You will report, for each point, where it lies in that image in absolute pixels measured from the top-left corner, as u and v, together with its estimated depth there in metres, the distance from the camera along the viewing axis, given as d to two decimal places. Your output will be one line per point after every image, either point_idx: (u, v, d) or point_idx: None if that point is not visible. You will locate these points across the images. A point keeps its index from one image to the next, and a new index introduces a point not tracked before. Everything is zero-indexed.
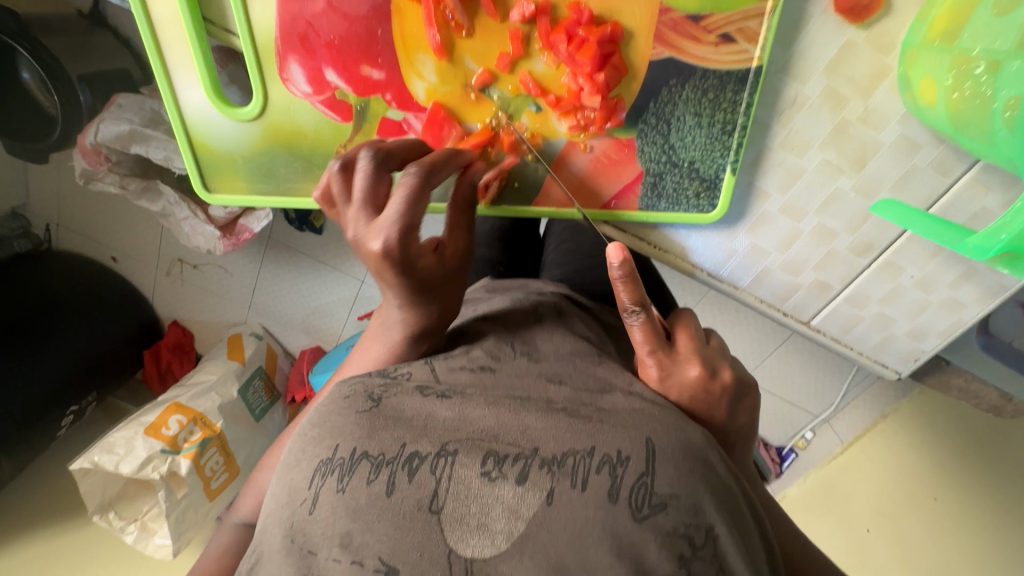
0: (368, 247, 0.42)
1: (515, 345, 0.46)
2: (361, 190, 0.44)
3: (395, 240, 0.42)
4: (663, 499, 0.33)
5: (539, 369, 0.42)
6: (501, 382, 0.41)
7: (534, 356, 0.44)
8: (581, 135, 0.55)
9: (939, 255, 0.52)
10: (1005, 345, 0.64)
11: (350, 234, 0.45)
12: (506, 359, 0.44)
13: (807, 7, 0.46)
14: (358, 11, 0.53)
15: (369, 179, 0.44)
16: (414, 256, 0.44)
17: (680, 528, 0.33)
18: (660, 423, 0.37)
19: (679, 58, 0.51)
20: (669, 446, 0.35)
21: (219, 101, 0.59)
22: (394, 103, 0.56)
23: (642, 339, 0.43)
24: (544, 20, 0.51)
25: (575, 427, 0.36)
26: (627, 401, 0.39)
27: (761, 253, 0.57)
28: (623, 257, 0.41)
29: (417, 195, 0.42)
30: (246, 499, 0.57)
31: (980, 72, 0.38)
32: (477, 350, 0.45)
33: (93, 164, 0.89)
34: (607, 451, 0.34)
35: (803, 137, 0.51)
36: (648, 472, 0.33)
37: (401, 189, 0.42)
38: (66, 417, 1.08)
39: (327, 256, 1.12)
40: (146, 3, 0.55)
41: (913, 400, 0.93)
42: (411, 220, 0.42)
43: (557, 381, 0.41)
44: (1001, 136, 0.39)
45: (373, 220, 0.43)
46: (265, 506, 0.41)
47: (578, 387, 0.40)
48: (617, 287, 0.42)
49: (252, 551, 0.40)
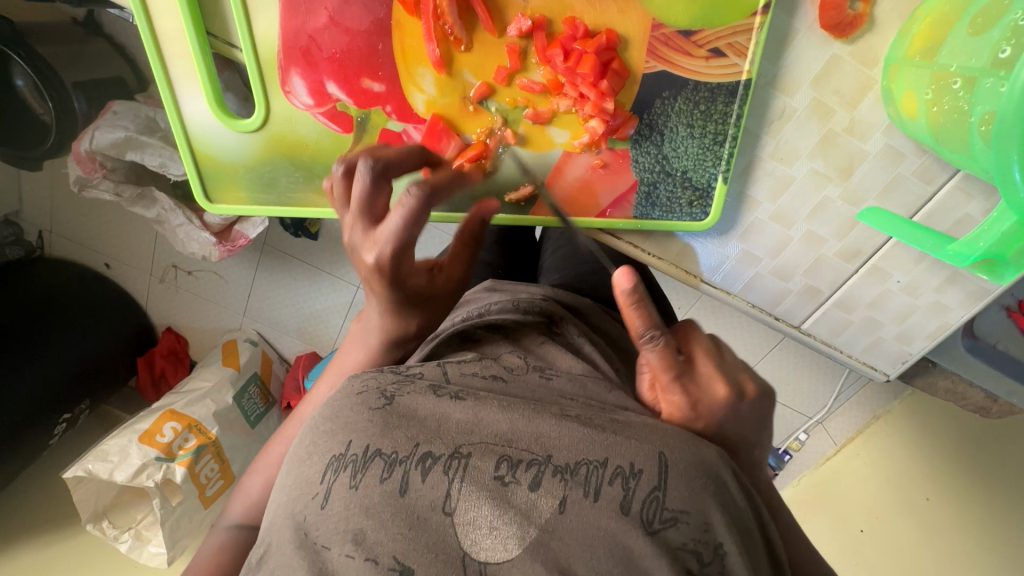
0: (363, 258, 0.43)
1: (528, 358, 0.47)
2: (358, 200, 0.42)
3: (387, 255, 0.42)
4: (674, 514, 0.34)
5: (549, 389, 0.42)
6: (514, 391, 0.42)
7: (547, 372, 0.45)
8: (592, 151, 0.56)
9: (924, 260, 0.54)
10: (990, 347, 0.67)
11: (348, 238, 0.45)
12: (520, 372, 0.44)
13: (794, 23, 0.49)
14: (360, 26, 0.55)
15: (366, 191, 0.42)
16: (406, 275, 0.45)
17: (687, 543, 0.34)
18: (679, 440, 0.37)
19: (672, 71, 0.52)
20: (681, 461, 0.35)
21: (221, 113, 0.60)
22: (394, 114, 0.57)
23: (659, 364, 0.39)
24: (541, 35, 0.53)
25: (595, 436, 0.36)
26: (640, 418, 0.39)
27: (753, 259, 0.59)
28: (631, 280, 0.38)
29: (416, 211, 0.39)
30: (241, 496, 0.58)
31: (958, 88, 0.39)
32: (491, 361, 0.45)
33: (88, 171, 0.90)
34: (620, 463, 0.35)
35: (791, 147, 0.53)
36: (659, 487, 0.34)
37: (398, 209, 0.40)
38: (59, 425, 1.08)
39: (320, 261, 1.13)
40: (150, 18, 0.57)
41: (903, 401, 0.98)
42: (405, 239, 0.41)
43: (570, 397, 0.41)
44: (978, 149, 0.40)
45: (367, 232, 0.43)
46: (274, 492, 0.42)
47: (590, 403, 0.41)
48: (628, 313, 0.39)
49: (261, 540, 0.41)
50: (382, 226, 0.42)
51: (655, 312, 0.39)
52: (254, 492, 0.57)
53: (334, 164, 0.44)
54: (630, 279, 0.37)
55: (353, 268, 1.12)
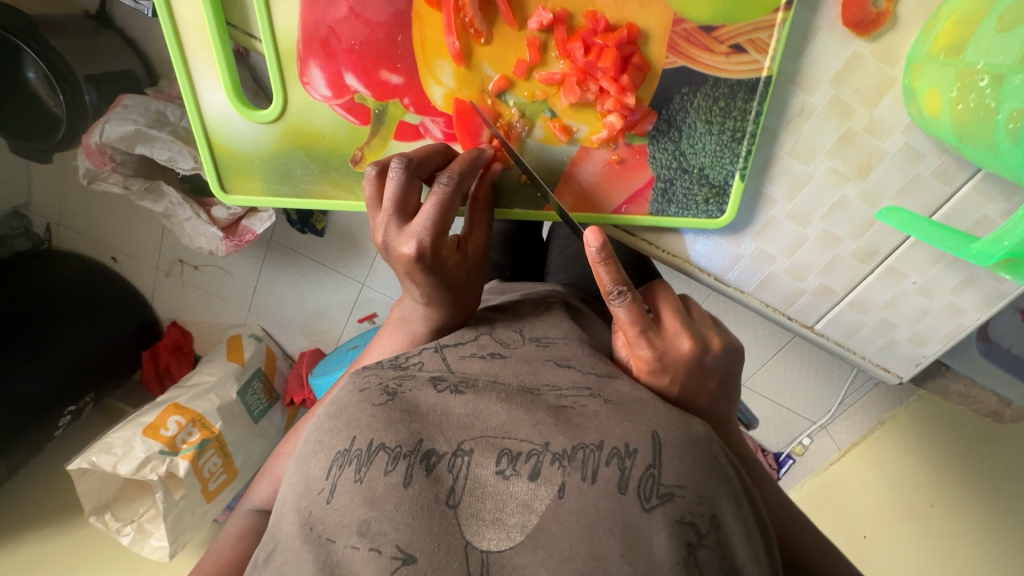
0: (401, 251, 0.46)
1: (525, 332, 0.48)
2: (392, 197, 0.46)
3: (426, 243, 0.46)
4: (670, 488, 0.34)
5: (547, 354, 0.44)
6: (511, 370, 0.42)
7: (543, 341, 0.46)
8: (611, 147, 0.56)
9: (941, 261, 0.53)
10: (1003, 350, 0.65)
11: (378, 238, 0.48)
12: (517, 345, 0.45)
13: (815, 19, 0.49)
14: (380, 18, 0.55)
15: (401, 189, 0.46)
16: (441, 257, 0.48)
17: (686, 516, 0.33)
18: (664, 418, 0.37)
19: (692, 67, 0.52)
20: (673, 439, 0.36)
21: (240, 104, 0.60)
22: (412, 107, 0.58)
23: (628, 321, 0.42)
24: (561, 29, 0.53)
25: (580, 423, 0.36)
26: (634, 389, 0.40)
27: (768, 258, 0.58)
28: (601, 240, 0.40)
29: (449, 199, 0.46)
30: (260, 489, 0.59)
31: (984, 85, 0.39)
32: (486, 337, 0.46)
33: (98, 164, 0.89)
34: (616, 444, 0.34)
35: (810, 145, 0.53)
36: (654, 464, 0.34)
37: (437, 196, 0.46)
38: (64, 417, 1.08)
39: (327, 258, 1.13)
40: (172, 8, 0.57)
41: (910, 407, 0.95)
42: (443, 224, 0.46)
43: (565, 364, 0.43)
44: (1004, 147, 0.40)
45: (404, 227, 0.47)
46: (278, 500, 0.41)
47: (586, 370, 0.42)
48: (598, 271, 0.41)
49: (270, 537, 0.40)
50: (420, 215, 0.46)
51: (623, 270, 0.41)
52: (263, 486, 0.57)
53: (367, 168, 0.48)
54: (599, 238, 0.39)
55: (357, 264, 1.12)
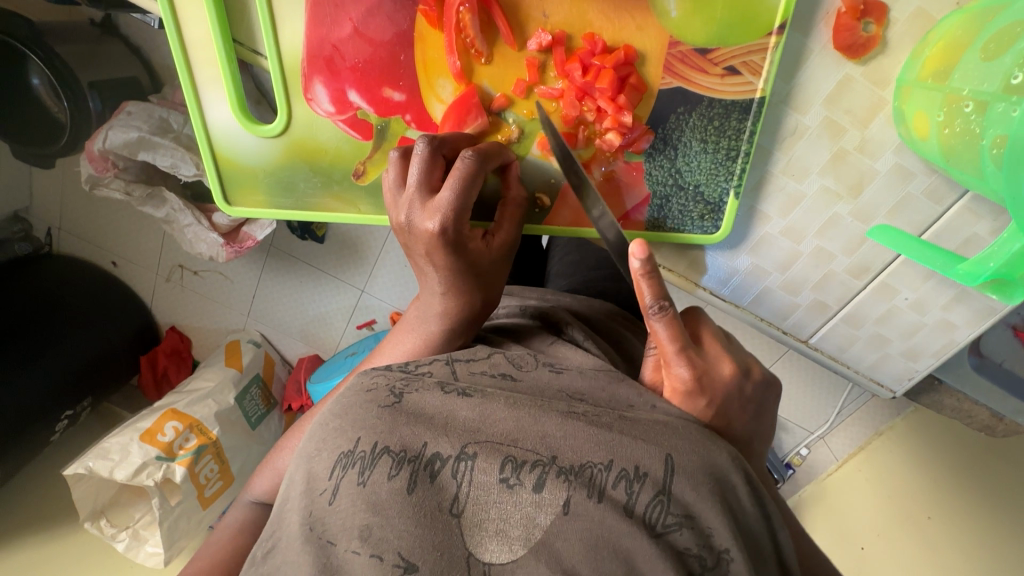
0: (424, 227, 0.47)
1: (540, 356, 0.47)
2: (418, 173, 0.48)
3: (450, 221, 0.47)
4: (678, 519, 0.35)
5: (560, 383, 0.42)
6: (523, 390, 0.41)
7: (557, 367, 0.45)
8: (605, 161, 0.57)
9: (932, 278, 0.54)
10: (996, 366, 0.66)
11: (400, 219, 0.49)
12: (529, 368, 0.44)
13: (808, 43, 0.50)
14: (383, 37, 0.56)
15: (424, 164, 0.48)
16: (465, 239, 0.48)
17: (692, 548, 0.35)
18: (686, 442, 0.37)
19: (687, 87, 0.53)
20: (689, 463, 0.36)
21: (245, 118, 0.61)
22: (413, 124, 0.59)
23: (667, 337, 0.41)
24: (560, 50, 0.54)
25: (602, 437, 0.36)
26: (651, 416, 0.39)
27: (763, 273, 0.59)
28: (645, 253, 0.40)
29: (470, 174, 0.47)
30: (256, 491, 0.59)
31: (969, 111, 0.40)
32: (500, 356, 0.45)
33: (100, 169, 0.91)
34: (626, 466, 0.35)
35: (803, 164, 0.54)
36: (664, 491, 0.35)
37: (459, 171, 0.47)
38: (60, 422, 1.08)
39: (329, 264, 1.13)
40: (178, 24, 0.58)
41: (908, 418, 0.94)
42: (466, 200, 0.47)
43: (579, 397, 0.41)
44: (989, 171, 0.41)
45: (426, 203, 0.47)
46: (282, 488, 0.42)
47: (599, 403, 0.40)
48: (639, 284, 0.41)
49: (270, 534, 0.41)
50: (442, 192, 0.47)
51: (665, 285, 0.41)
52: (263, 490, 0.58)
53: (393, 150, 0.50)
54: (644, 250, 0.39)
55: (358, 271, 1.13)
